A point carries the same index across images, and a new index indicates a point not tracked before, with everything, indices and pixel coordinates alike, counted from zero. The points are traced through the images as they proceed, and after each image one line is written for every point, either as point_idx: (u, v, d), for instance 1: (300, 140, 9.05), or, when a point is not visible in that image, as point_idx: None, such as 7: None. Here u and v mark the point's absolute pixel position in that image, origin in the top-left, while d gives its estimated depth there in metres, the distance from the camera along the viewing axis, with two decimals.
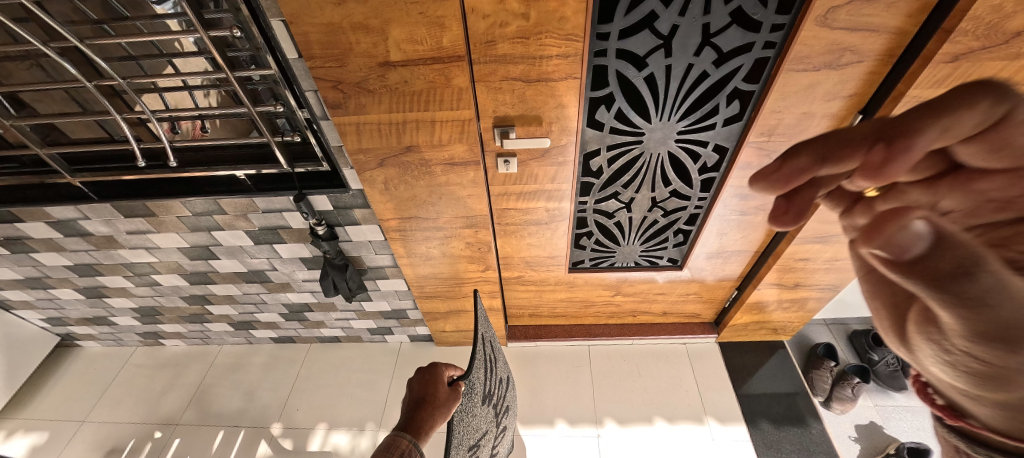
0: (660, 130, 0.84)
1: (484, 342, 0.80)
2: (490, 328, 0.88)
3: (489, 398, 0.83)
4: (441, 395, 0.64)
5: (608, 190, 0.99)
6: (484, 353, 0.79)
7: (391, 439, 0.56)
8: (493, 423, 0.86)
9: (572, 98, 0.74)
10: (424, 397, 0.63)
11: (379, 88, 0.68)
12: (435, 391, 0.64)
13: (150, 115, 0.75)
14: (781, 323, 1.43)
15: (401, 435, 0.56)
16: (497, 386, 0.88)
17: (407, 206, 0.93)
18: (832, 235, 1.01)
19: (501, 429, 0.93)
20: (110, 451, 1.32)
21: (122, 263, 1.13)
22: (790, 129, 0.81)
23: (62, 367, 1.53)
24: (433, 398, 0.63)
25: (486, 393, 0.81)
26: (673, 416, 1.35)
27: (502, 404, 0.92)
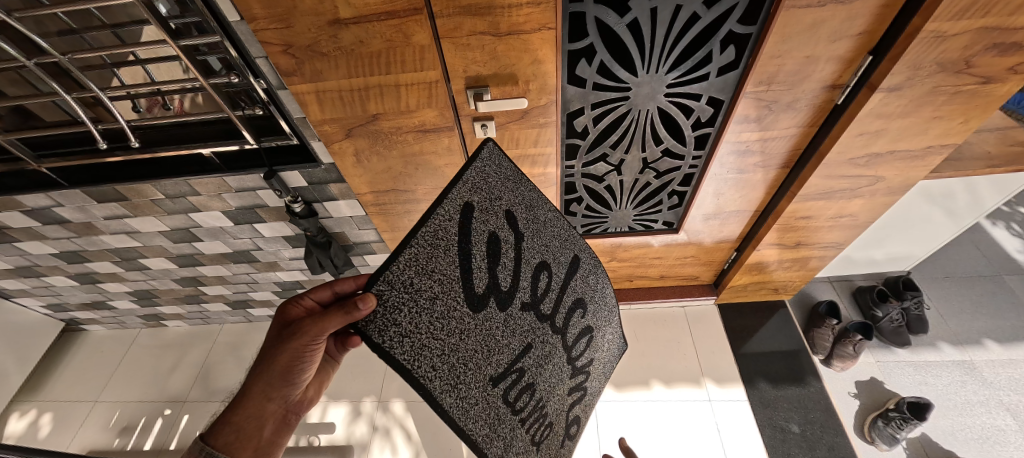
0: (647, 84, 0.78)
1: (472, 222, 0.52)
2: (510, 199, 0.59)
3: (524, 294, 0.60)
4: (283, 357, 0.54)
5: (596, 151, 0.94)
6: (476, 229, 0.53)
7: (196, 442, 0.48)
8: (544, 330, 0.64)
9: (548, 52, 0.68)
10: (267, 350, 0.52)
11: (333, 51, 0.62)
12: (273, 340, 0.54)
13: (98, 92, 0.71)
14: (781, 283, 1.40)
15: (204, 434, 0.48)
16: (539, 275, 0.63)
17: (384, 179, 0.89)
18: (835, 191, 0.96)
19: (573, 334, 0.71)
20: (124, 428, 1.39)
21: (108, 249, 1.13)
22: (791, 76, 0.74)
23: (72, 350, 1.60)
24: (257, 358, 0.51)
25: (512, 295, 0.57)
26: (670, 380, 1.36)
27: (560, 299, 0.68)
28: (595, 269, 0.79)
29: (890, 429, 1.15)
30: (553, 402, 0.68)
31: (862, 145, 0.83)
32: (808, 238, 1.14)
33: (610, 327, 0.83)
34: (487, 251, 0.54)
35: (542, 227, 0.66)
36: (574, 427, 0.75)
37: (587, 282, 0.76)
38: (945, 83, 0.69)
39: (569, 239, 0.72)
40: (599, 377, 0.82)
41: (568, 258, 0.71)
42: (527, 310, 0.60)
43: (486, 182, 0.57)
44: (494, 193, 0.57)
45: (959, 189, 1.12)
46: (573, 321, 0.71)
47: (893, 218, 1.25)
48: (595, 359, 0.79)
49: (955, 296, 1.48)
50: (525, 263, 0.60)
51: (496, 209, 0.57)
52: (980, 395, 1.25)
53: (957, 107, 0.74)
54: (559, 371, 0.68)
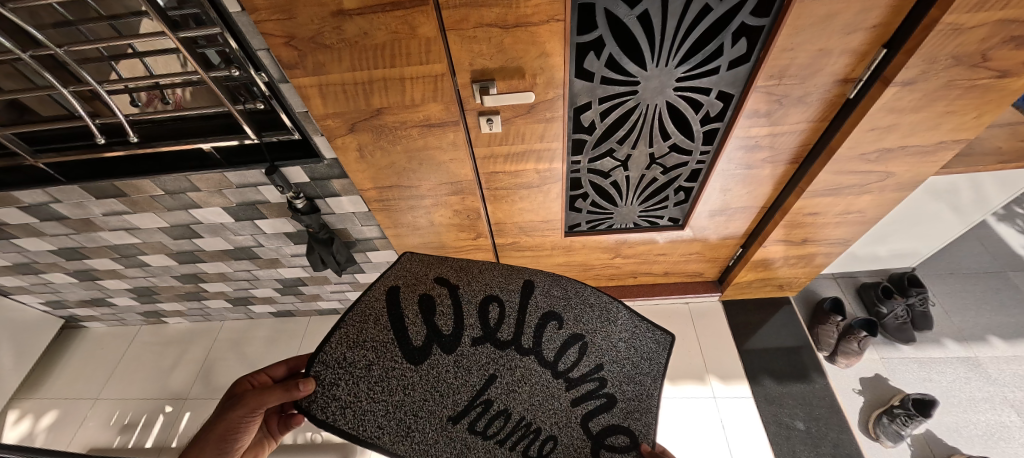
0: (656, 78, 0.76)
1: (393, 302, 0.84)
2: (433, 276, 0.90)
3: (472, 331, 0.84)
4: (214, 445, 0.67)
5: (602, 147, 0.92)
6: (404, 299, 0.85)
7: None
8: (508, 356, 0.84)
9: (556, 45, 0.66)
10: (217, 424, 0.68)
11: (337, 43, 0.60)
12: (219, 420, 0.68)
13: (95, 86, 0.69)
14: (786, 280, 1.39)
15: None
16: (485, 311, 0.86)
17: (387, 175, 0.88)
18: (844, 187, 0.95)
19: (551, 349, 0.88)
20: (125, 426, 1.38)
21: (107, 245, 1.12)
22: (802, 69, 0.72)
23: (72, 347, 1.59)
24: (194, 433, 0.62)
25: (453, 342, 0.82)
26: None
27: (518, 326, 0.87)
28: (556, 283, 0.96)
29: (895, 425, 1.15)
30: (550, 420, 0.82)
31: (873, 140, 0.81)
32: (815, 235, 1.13)
33: (613, 334, 0.95)
34: (418, 310, 0.83)
35: (478, 274, 0.92)
36: (620, 438, 0.84)
37: (556, 293, 0.95)
38: (959, 76, 0.67)
39: (515, 272, 0.93)
40: (626, 384, 0.90)
41: (518, 286, 0.91)
42: (479, 347, 0.83)
43: (411, 273, 0.89)
44: (420, 274, 0.89)
45: (963, 185, 1.11)
46: (547, 336, 0.89)
47: (898, 215, 1.24)
48: (603, 365, 0.91)
49: (959, 293, 1.47)
50: (465, 307, 0.86)
51: (417, 285, 0.87)
52: (985, 391, 1.25)
53: (970, 101, 0.72)
54: (547, 388, 0.84)
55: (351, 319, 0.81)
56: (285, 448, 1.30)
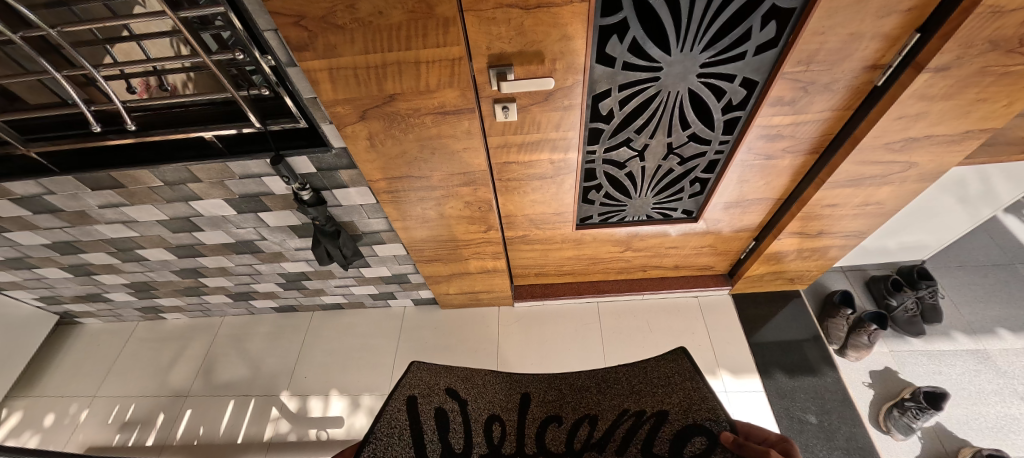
0: (680, 64, 0.73)
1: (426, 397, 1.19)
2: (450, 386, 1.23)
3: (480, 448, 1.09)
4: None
5: (619, 136, 0.89)
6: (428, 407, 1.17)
7: None
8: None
9: (579, 28, 0.62)
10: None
11: (349, 24, 0.56)
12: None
13: (90, 70, 0.64)
14: (797, 273, 1.38)
15: None
16: (490, 429, 1.13)
17: (397, 165, 0.85)
18: (865, 177, 0.93)
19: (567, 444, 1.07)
20: (125, 424, 1.35)
21: (103, 239, 1.08)
22: (832, 55, 0.69)
23: (67, 344, 1.55)
24: None
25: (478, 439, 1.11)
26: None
27: (524, 430, 1.13)
28: (552, 381, 1.24)
29: (906, 418, 1.15)
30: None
31: (899, 129, 0.79)
32: (830, 227, 1.12)
33: (605, 393, 1.18)
34: (437, 419, 1.15)
35: (484, 388, 1.23)
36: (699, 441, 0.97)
37: (552, 392, 1.21)
38: (994, 62, 0.65)
39: (511, 384, 1.24)
40: (672, 400, 1.10)
41: (515, 399, 1.21)
42: (478, 422, 1.14)
43: (421, 381, 1.23)
44: (431, 384, 1.23)
45: (973, 178, 1.11)
46: (550, 436, 1.10)
47: (908, 210, 1.24)
48: (627, 405, 1.14)
49: (968, 285, 1.48)
50: (474, 417, 1.16)
51: (438, 385, 1.23)
52: (994, 384, 1.26)
53: (1004, 88, 0.70)
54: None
55: (404, 381, 1.23)
56: (292, 445, 1.28)
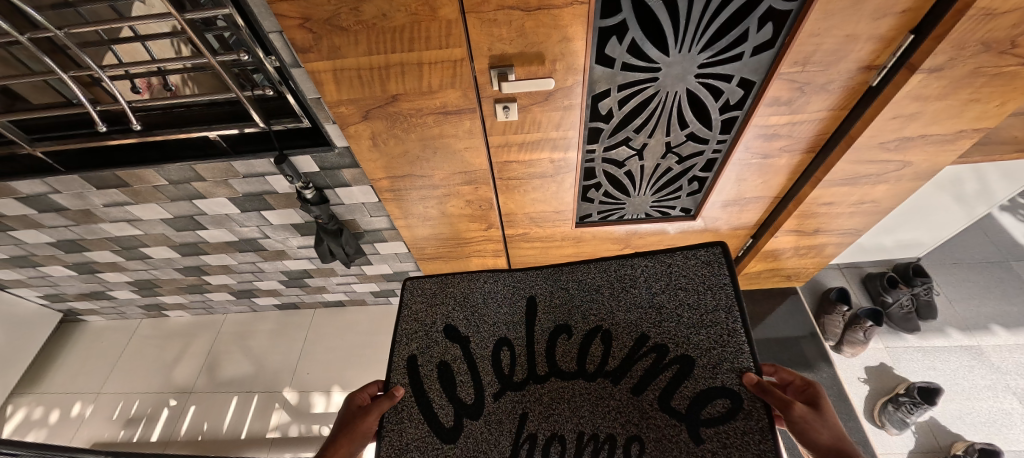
0: (678, 64, 0.74)
1: (413, 335, 1.03)
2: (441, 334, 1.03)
3: (490, 383, 0.94)
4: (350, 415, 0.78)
5: (619, 135, 0.91)
6: (432, 349, 1.01)
7: None
8: (530, 389, 0.92)
9: (579, 29, 0.63)
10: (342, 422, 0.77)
11: (353, 25, 0.57)
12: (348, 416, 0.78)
13: (97, 71, 0.65)
14: (794, 270, 1.40)
15: None
16: (498, 356, 0.98)
17: (400, 164, 0.86)
18: (861, 176, 0.94)
19: (576, 359, 0.93)
20: (130, 420, 1.37)
21: (108, 237, 1.09)
22: (828, 56, 0.70)
23: (70, 341, 1.56)
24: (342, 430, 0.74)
25: (475, 384, 0.94)
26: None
27: (535, 358, 0.96)
28: (553, 276, 1.08)
29: (900, 413, 1.18)
30: (614, 421, 0.83)
31: (894, 129, 0.80)
32: (826, 225, 1.13)
33: (619, 309, 0.97)
34: (438, 362, 0.98)
35: (482, 309, 1.06)
36: (720, 405, 0.76)
37: (559, 294, 1.04)
38: (986, 64, 0.66)
39: (512, 295, 1.07)
40: (699, 342, 0.85)
41: (522, 300, 1.05)
42: (483, 350, 0.99)
43: (422, 312, 1.08)
44: (427, 320, 1.06)
45: (969, 176, 1.12)
46: (563, 349, 0.96)
47: (904, 208, 1.25)
48: (646, 330, 0.91)
49: (962, 282, 1.50)
50: (476, 348, 1.00)
51: (434, 304, 1.08)
52: (987, 379, 1.28)
53: (996, 89, 0.71)
54: (595, 392, 0.88)
55: (404, 314, 1.08)
56: (295, 440, 1.30)
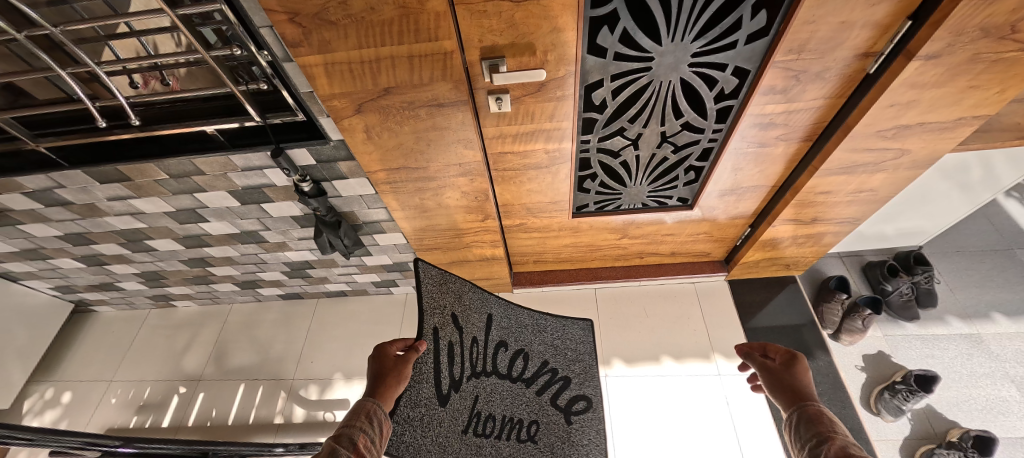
0: (671, 53, 0.73)
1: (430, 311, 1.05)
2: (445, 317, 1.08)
3: (468, 369, 1.08)
4: (387, 365, 0.79)
5: (613, 125, 0.90)
6: (443, 331, 1.06)
7: (361, 403, 0.68)
8: (484, 380, 1.12)
9: (569, 20, 0.63)
10: (377, 371, 0.77)
11: (343, 20, 0.57)
12: (384, 364, 0.79)
13: (93, 67, 0.66)
14: (793, 259, 1.40)
15: (368, 399, 0.69)
16: (473, 349, 1.13)
17: (395, 156, 0.87)
18: (859, 164, 0.93)
19: (511, 362, 1.21)
20: (143, 406, 1.42)
21: (113, 230, 1.11)
22: (823, 43, 0.69)
23: (83, 331, 1.61)
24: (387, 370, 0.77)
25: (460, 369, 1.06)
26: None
27: (492, 361, 1.16)
28: (505, 305, 1.31)
29: (897, 400, 1.19)
30: (524, 410, 1.17)
31: (892, 116, 0.79)
32: (825, 214, 1.13)
33: (535, 338, 1.32)
34: (444, 346, 1.05)
35: (470, 308, 1.18)
36: (581, 403, 1.26)
37: (506, 319, 1.28)
38: (985, 50, 0.64)
39: (489, 306, 1.23)
40: (575, 367, 1.32)
41: (487, 316, 1.22)
42: (468, 344, 1.12)
43: (439, 300, 1.09)
44: (440, 304, 1.09)
45: (973, 163, 1.11)
46: (505, 359, 1.20)
47: (906, 196, 1.24)
48: (548, 357, 1.30)
49: (964, 270, 1.49)
50: (466, 340, 1.11)
51: (442, 295, 1.11)
52: (986, 367, 1.29)
53: (996, 75, 0.69)
54: (515, 390, 1.18)
55: (426, 293, 1.07)
56: (298, 426, 1.34)
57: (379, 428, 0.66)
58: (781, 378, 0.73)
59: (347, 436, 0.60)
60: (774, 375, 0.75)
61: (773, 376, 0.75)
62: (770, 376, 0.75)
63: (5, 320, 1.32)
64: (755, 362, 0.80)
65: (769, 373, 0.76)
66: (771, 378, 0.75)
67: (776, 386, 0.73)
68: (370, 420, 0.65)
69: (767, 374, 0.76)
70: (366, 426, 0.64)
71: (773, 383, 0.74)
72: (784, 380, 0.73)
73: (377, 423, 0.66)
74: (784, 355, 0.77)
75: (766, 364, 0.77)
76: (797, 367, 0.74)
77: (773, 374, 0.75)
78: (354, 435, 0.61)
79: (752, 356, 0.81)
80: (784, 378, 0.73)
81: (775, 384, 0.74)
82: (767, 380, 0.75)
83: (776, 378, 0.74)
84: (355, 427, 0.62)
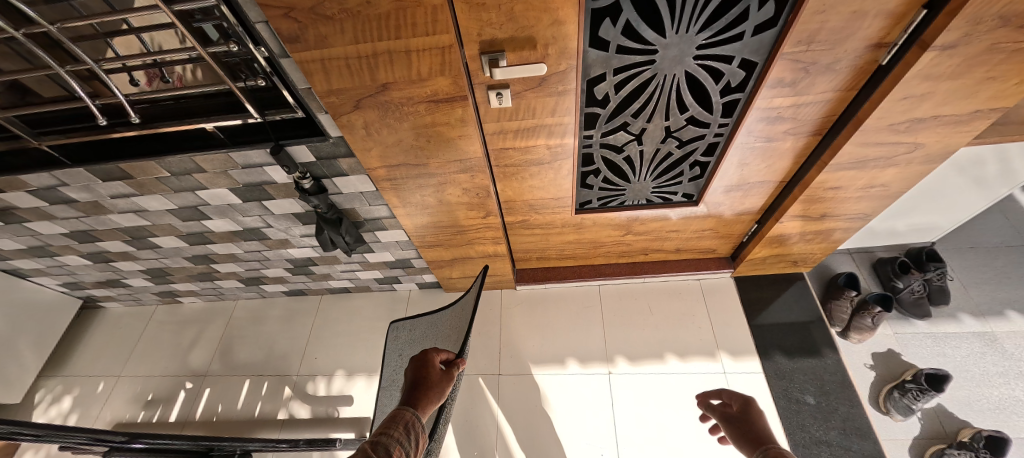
0: (675, 46, 0.71)
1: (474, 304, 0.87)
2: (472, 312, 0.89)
3: None
4: (433, 376, 0.55)
5: (616, 120, 0.89)
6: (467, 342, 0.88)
7: (395, 412, 0.51)
8: None
9: (570, 12, 0.61)
10: (417, 378, 0.55)
11: (337, 13, 0.56)
12: (428, 373, 0.56)
13: (92, 65, 0.67)
14: (801, 256, 1.37)
15: (405, 408, 0.52)
16: None
17: (395, 153, 0.86)
18: (870, 159, 0.91)
19: None
20: (150, 402, 1.44)
21: (118, 228, 1.12)
22: (833, 35, 0.67)
23: (92, 326, 1.64)
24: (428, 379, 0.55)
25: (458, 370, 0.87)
26: (586, 359, 1.41)
27: None
28: None
29: (906, 400, 1.17)
30: None
31: (904, 110, 0.77)
32: (834, 210, 1.10)
33: None
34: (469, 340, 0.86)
35: None
36: None
37: None
38: (1004, 40, 0.62)
39: None
40: None
41: None
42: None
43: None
44: None
45: (990, 157, 1.07)
46: None
47: (919, 190, 1.21)
48: None
49: (978, 267, 1.46)
50: None
51: None
52: (999, 366, 1.26)
53: (1014, 67, 0.67)
54: None
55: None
56: (302, 422, 1.35)
57: (416, 444, 0.49)
58: (739, 424, 0.69)
59: (380, 446, 0.46)
60: (734, 423, 0.70)
61: (730, 425, 0.70)
62: (730, 424, 0.71)
63: (15, 316, 1.35)
64: (711, 411, 0.76)
65: (727, 421, 0.71)
66: (731, 427, 0.70)
67: (735, 434, 0.69)
68: (407, 433, 0.49)
69: (725, 422, 0.72)
70: (401, 438, 0.48)
71: (732, 434, 0.69)
72: (743, 426, 0.68)
73: (414, 436, 0.49)
74: (738, 400, 0.74)
75: (724, 412, 0.73)
76: (753, 410, 0.71)
77: (730, 420, 0.71)
78: (390, 449, 0.46)
79: (709, 405, 0.77)
80: (746, 425, 0.68)
81: (733, 431, 0.69)
82: (727, 429, 0.71)
83: (733, 426, 0.70)
84: (389, 438, 0.47)
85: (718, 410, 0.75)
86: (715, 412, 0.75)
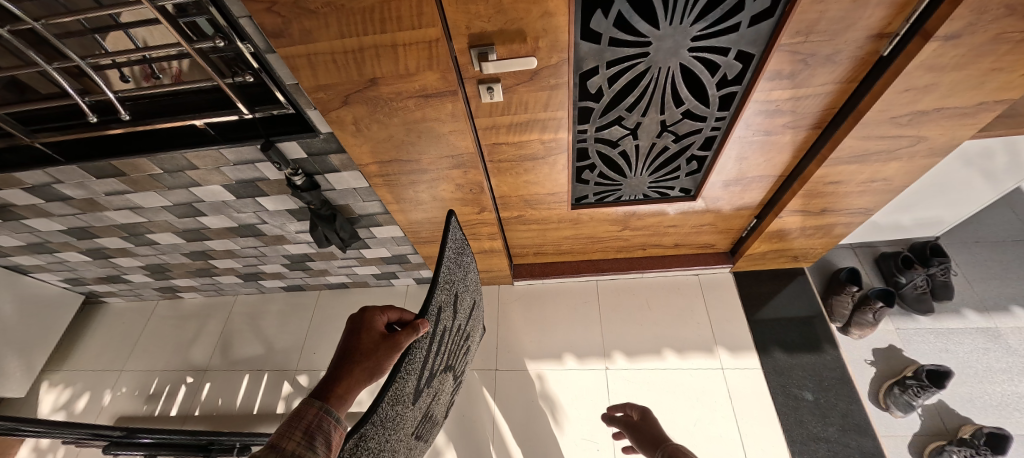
0: (670, 38, 0.70)
1: (446, 284, 0.70)
2: (451, 295, 0.73)
3: (444, 362, 0.76)
4: (364, 346, 0.53)
5: (610, 115, 0.87)
6: (447, 329, 0.74)
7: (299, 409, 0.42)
8: (447, 375, 0.81)
9: (560, 4, 0.59)
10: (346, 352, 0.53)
11: (320, 7, 0.55)
12: (360, 343, 0.54)
13: (80, 63, 0.66)
14: (802, 251, 1.36)
15: (312, 403, 0.43)
16: (455, 339, 0.81)
17: (387, 149, 0.85)
18: (871, 153, 0.89)
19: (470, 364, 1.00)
20: (152, 395, 1.46)
21: (115, 224, 1.13)
22: (833, 25, 0.64)
23: (95, 321, 1.66)
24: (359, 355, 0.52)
25: (439, 362, 0.73)
26: (583, 356, 1.40)
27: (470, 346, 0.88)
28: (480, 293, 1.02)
29: (907, 396, 1.16)
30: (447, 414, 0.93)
31: (906, 102, 0.74)
32: (835, 205, 1.09)
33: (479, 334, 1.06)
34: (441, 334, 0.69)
35: (465, 292, 0.86)
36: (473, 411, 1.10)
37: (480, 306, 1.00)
38: (1011, 29, 0.59)
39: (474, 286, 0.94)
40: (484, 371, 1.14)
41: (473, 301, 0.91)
42: (456, 334, 0.81)
43: (454, 273, 0.76)
44: (453, 277, 0.74)
45: (998, 149, 1.05)
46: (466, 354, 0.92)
47: (925, 183, 1.18)
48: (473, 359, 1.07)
49: (984, 261, 1.43)
50: (455, 328, 0.78)
51: (456, 264, 0.77)
52: (1003, 362, 1.24)
53: (1021, 57, 0.64)
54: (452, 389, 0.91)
55: (448, 256, 0.72)
56: None
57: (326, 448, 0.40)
58: (639, 429, 0.72)
59: None
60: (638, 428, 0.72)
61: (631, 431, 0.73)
62: (634, 432, 0.73)
63: (18, 312, 1.37)
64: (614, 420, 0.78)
65: (631, 427, 0.74)
66: (635, 432, 0.72)
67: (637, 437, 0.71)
68: (311, 437, 0.40)
69: (629, 429, 0.74)
70: (300, 448, 0.38)
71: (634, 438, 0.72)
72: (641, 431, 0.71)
73: (322, 441, 0.40)
74: (637, 409, 0.77)
75: (630, 420, 0.75)
76: (650, 417, 0.74)
77: (633, 426, 0.74)
78: None
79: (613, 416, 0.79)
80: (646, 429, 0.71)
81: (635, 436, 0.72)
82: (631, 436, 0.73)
83: (635, 430, 0.72)
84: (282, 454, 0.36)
85: (621, 420, 0.77)
86: (619, 421, 0.77)
